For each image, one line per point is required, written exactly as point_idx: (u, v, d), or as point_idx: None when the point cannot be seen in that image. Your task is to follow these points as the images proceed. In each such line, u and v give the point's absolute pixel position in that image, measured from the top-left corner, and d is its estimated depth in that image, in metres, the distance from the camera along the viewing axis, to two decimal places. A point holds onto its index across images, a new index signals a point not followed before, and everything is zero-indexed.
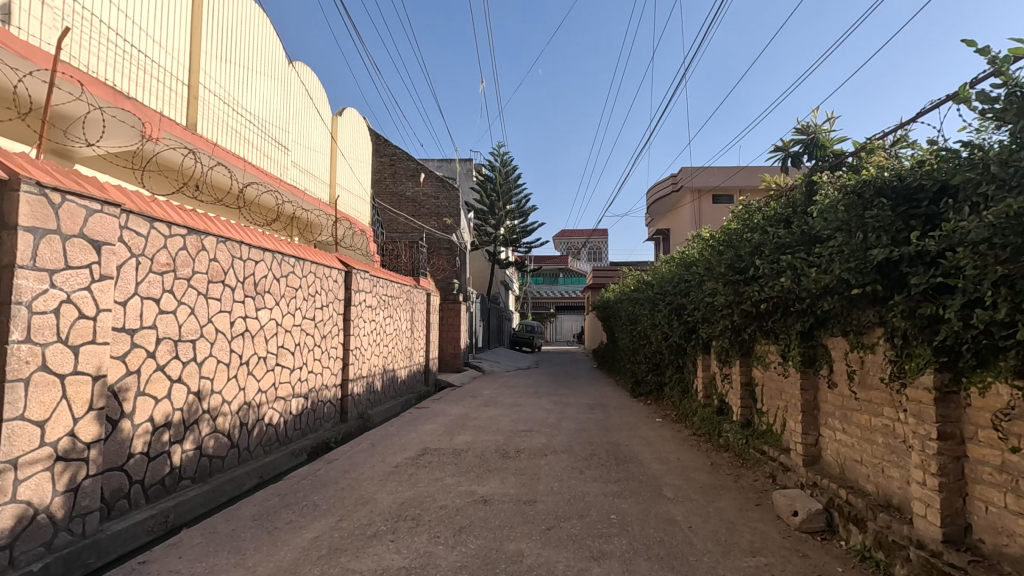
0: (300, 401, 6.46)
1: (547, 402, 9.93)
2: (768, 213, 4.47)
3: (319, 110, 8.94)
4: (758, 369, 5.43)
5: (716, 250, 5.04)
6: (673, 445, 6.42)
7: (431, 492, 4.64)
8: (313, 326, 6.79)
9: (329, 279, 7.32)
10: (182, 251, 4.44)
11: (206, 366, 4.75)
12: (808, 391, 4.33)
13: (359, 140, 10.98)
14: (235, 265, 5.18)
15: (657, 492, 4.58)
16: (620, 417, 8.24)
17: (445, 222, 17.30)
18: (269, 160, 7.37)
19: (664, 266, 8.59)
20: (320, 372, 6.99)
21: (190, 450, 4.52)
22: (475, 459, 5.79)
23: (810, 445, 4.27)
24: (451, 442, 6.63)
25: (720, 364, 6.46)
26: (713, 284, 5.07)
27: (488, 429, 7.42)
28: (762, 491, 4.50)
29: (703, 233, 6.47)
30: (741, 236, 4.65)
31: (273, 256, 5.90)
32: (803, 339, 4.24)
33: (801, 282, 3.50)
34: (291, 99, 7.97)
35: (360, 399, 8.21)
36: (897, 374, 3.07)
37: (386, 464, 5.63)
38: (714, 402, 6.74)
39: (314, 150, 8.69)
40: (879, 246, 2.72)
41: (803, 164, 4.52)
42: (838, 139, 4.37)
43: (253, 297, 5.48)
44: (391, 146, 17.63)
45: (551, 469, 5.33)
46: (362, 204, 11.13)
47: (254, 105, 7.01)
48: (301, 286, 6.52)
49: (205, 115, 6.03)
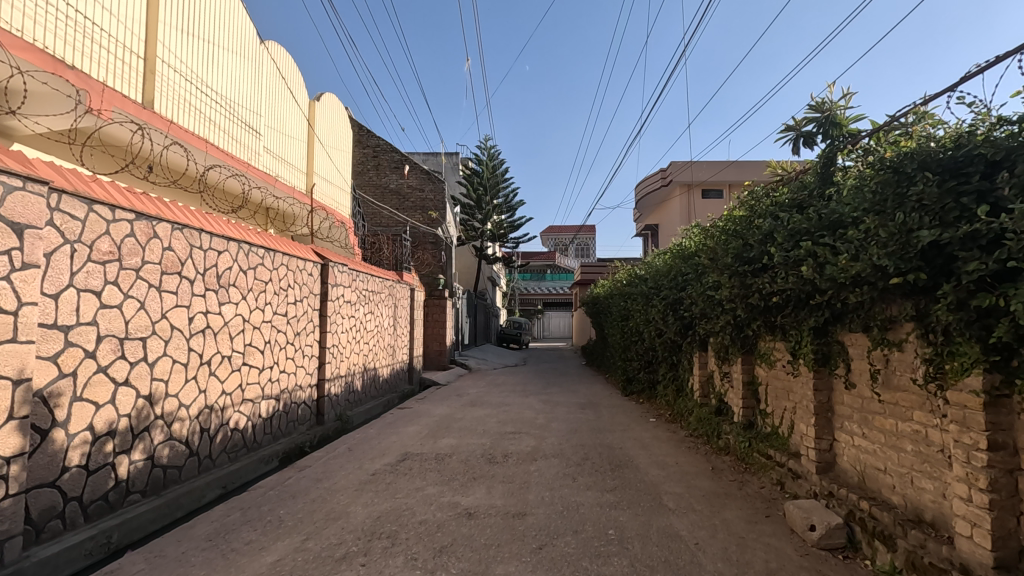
0: (270, 403, 6.00)
1: (537, 401, 9.53)
2: (778, 198, 4.10)
3: (294, 95, 8.43)
4: (762, 367, 5.10)
5: (720, 240, 4.65)
6: (670, 447, 6.06)
7: (409, 504, 4.22)
8: (284, 322, 6.33)
9: (304, 272, 6.87)
10: (129, 238, 3.96)
11: (160, 367, 4.28)
12: (821, 391, 3.97)
13: (339, 128, 10.50)
14: (194, 255, 4.70)
15: (657, 502, 4.19)
16: (612, 417, 7.89)
17: (430, 215, 16.77)
18: (237, 143, 6.87)
19: (659, 260, 8.21)
20: (293, 372, 6.53)
21: (140, 461, 4.06)
22: (459, 465, 5.36)
23: (824, 450, 3.92)
24: (434, 445, 6.21)
25: (719, 362, 6.12)
26: (715, 276, 4.68)
27: (474, 431, 7.01)
28: (771, 500, 4.13)
29: (703, 222, 6.11)
30: (748, 224, 4.26)
31: (239, 247, 5.43)
32: (815, 335, 3.87)
33: (823, 272, 3.13)
34: (262, 80, 7.45)
35: (338, 399, 7.75)
36: (934, 376, 2.72)
37: (362, 472, 5.18)
38: (712, 402, 6.41)
39: (289, 136, 8.21)
40: (925, 227, 2.36)
41: (815, 147, 4.09)
42: (855, 118, 3.96)
43: (216, 291, 5.02)
44: (374, 137, 17.12)
45: (542, 476, 4.93)
46: (342, 195, 10.61)
47: (221, 84, 6.52)
48: (271, 279, 6.06)
49: (164, 92, 5.54)
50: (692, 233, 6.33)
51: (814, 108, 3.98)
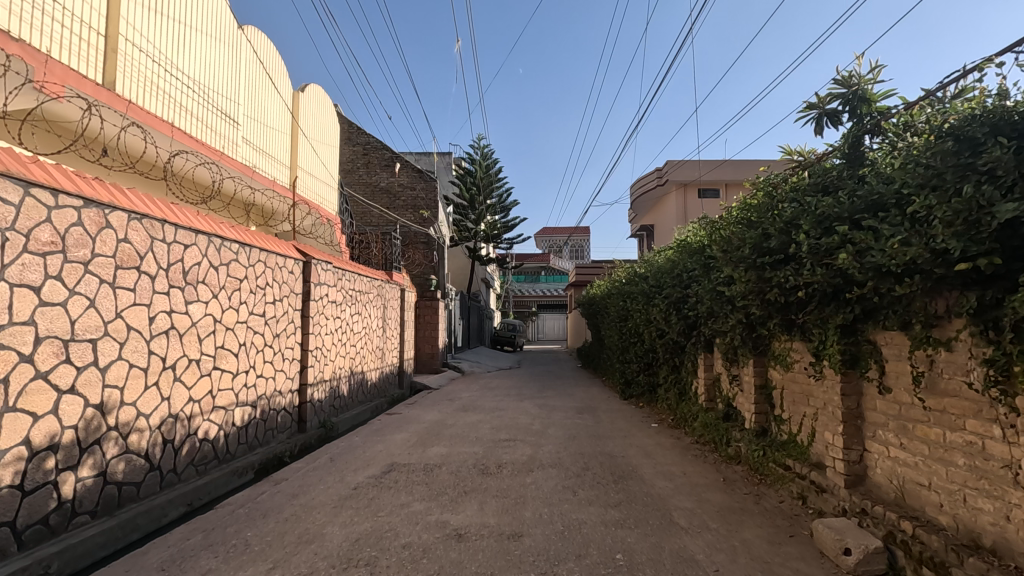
0: (245, 411, 5.55)
1: (532, 406, 9.11)
2: (801, 183, 3.72)
3: (277, 84, 8.00)
4: (777, 370, 4.73)
5: (732, 231, 4.25)
6: (675, 456, 5.67)
7: (392, 524, 3.78)
8: (261, 323, 5.88)
9: (284, 269, 6.42)
10: (76, 227, 3.52)
11: (114, 373, 3.84)
12: (849, 397, 3.58)
13: (325, 120, 10.05)
14: (155, 249, 4.26)
15: (667, 520, 3.78)
16: (612, 423, 7.50)
17: (422, 214, 16.32)
18: (212, 132, 6.41)
19: (661, 257, 7.83)
20: (272, 377, 6.09)
21: (88, 478, 3.61)
22: (449, 477, 4.94)
23: (854, 462, 3.52)
24: (423, 455, 5.78)
25: (728, 364, 5.74)
26: (727, 269, 4.28)
27: (466, 439, 6.59)
28: (794, 517, 3.73)
29: (711, 215, 5.73)
30: (766, 212, 3.87)
31: (209, 240, 4.98)
32: (842, 334, 3.50)
33: (864, 259, 2.73)
34: (240, 67, 7.00)
35: (322, 405, 7.32)
36: (999, 380, 2.33)
37: (343, 485, 4.74)
38: (719, 407, 6.04)
39: (270, 127, 7.75)
40: (1003, 203, 1.98)
41: (839, 127, 3.70)
42: (886, 95, 3.57)
43: (182, 288, 4.58)
44: (364, 135, 16.70)
45: (540, 489, 4.51)
46: (328, 191, 10.16)
47: (194, 69, 6.07)
48: (246, 276, 5.61)
49: (128, 73, 5.09)
50: (699, 226, 5.95)
51: (840, 83, 3.59)
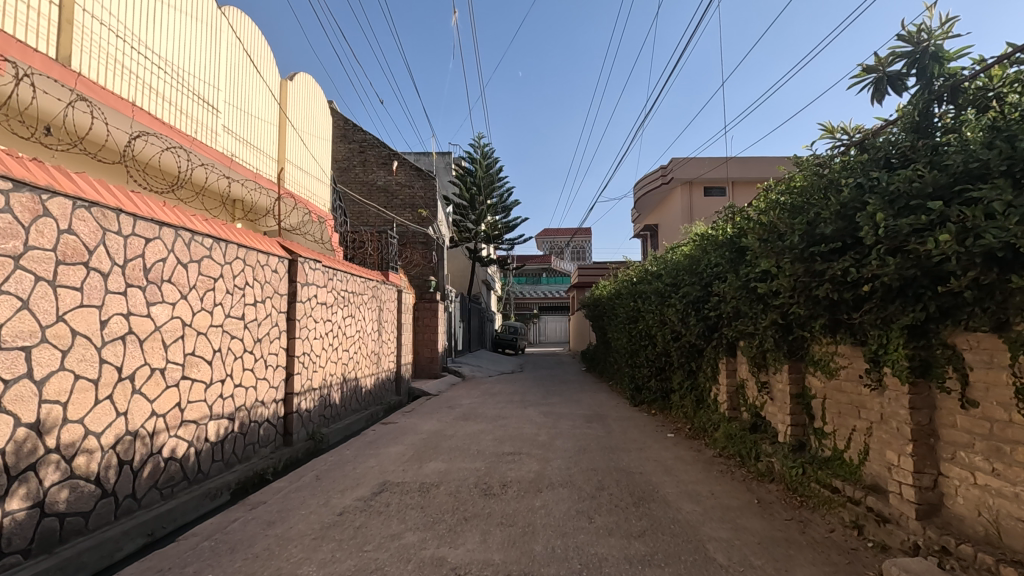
0: (222, 425, 5.00)
1: (536, 414, 8.54)
2: (857, 162, 3.17)
3: (261, 72, 7.47)
4: (819, 378, 4.18)
5: (770, 218, 3.69)
6: (698, 472, 5.11)
7: (380, 561, 3.23)
8: (240, 327, 5.33)
9: (266, 268, 5.88)
10: (4, 214, 2.97)
11: (54, 386, 3.28)
12: (920, 411, 3.02)
13: (316, 112, 9.51)
14: (110, 242, 3.72)
15: (703, 556, 3.22)
16: (624, 433, 6.94)
17: (421, 213, 15.78)
18: (186, 117, 5.88)
19: (677, 254, 7.28)
20: (253, 386, 5.54)
21: (20, 511, 3.05)
22: (447, 499, 4.38)
23: (926, 489, 2.97)
24: (418, 472, 5.22)
25: (755, 370, 5.19)
26: (764, 262, 3.72)
27: (466, 452, 6.05)
28: (852, 552, 3.17)
29: (738, 205, 5.19)
30: (816, 195, 3.32)
31: (178, 234, 4.44)
32: (910, 337, 2.95)
33: (971, 242, 2.22)
34: (219, 48, 6.46)
35: (311, 416, 6.77)
36: None
37: (327, 511, 4.18)
38: (744, 417, 5.50)
39: (253, 116, 7.21)
40: None
41: (902, 92, 3.16)
42: (959, 52, 3.02)
43: (142, 288, 4.03)
44: (361, 132, 16.18)
45: (551, 515, 3.95)
46: (319, 186, 9.61)
47: (164, 48, 5.54)
48: (223, 275, 5.07)
49: (86, 47, 4.55)
50: (725, 217, 5.40)
51: (905, 39, 3.02)
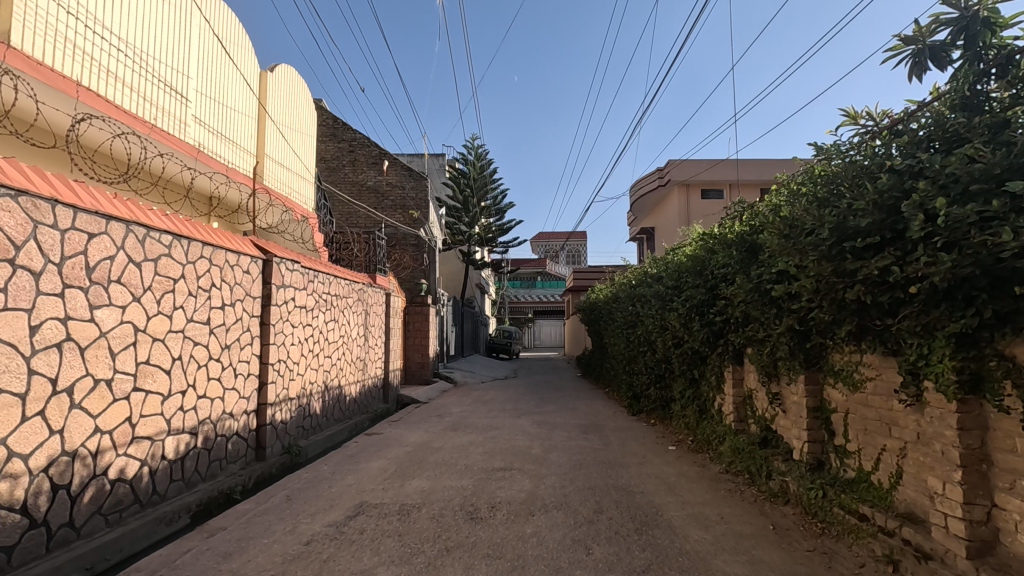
0: (182, 440, 4.54)
1: (529, 424, 8.10)
2: (893, 147, 2.78)
3: (237, 61, 7.03)
4: (841, 390, 3.77)
5: (791, 211, 3.28)
6: (704, 491, 4.69)
7: None
8: (205, 332, 4.88)
9: (236, 268, 5.42)
10: None
11: None
12: (971, 434, 2.61)
13: (299, 106, 9.07)
14: (43, 236, 3.27)
15: None
16: (623, 445, 6.52)
17: (411, 214, 15.32)
18: (149, 105, 5.42)
19: (678, 255, 6.88)
20: (220, 397, 5.09)
21: None
22: (429, 525, 3.93)
23: (978, 524, 2.57)
24: (399, 492, 4.77)
25: (765, 380, 4.79)
26: (784, 261, 3.30)
27: (453, 467, 5.62)
28: None
29: (748, 201, 4.86)
30: (847, 185, 2.92)
31: (131, 230, 4.00)
32: (958, 346, 2.56)
33: None
34: (189, 32, 6.01)
35: (287, 427, 6.31)
36: None
37: (293, 539, 3.73)
38: (753, 430, 5.09)
39: (226, 106, 6.76)
40: None
41: (946, 66, 2.78)
42: (1013, 18, 2.61)
43: (85, 289, 3.58)
44: (351, 130, 15.73)
45: (543, 545, 3.51)
46: (301, 184, 9.16)
47: (125, 28, 5.09)
48: (184, 275, 4.62)
49: (29, 21, 4.09)
50: (734, 215, 5.00)
51: (951, 4, 2.62)
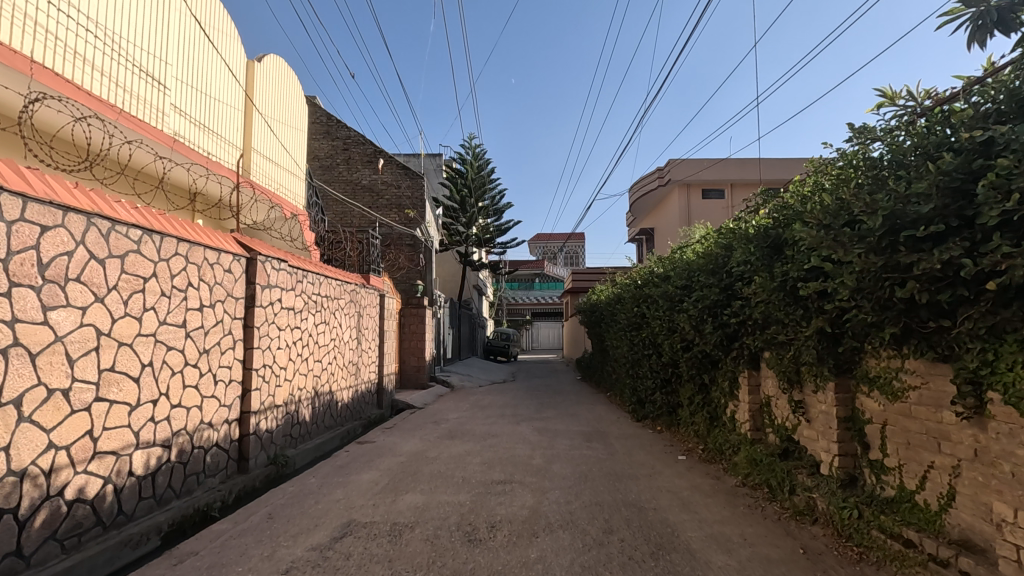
0: (153, 453, 4.16)
1: (529, 431, 7.73)
2: (954, 123, 2.42)
3: (220, 48, 6.64)
4: (878, 399, 3.41)
5: (829, 198, 2.91)
6: (721, 506, 4.33)
7: None
8: (179, 335, 4.50)
9: (216, 267, 5.04)
10: None
11: None
12: None
13: (288, 99, 8.69)
14: None
15: None
16: (628, 454, 6.16)
17: (406, 214, 14.94)
18: (121, 90, 5.03)
19: (688, 253, 6.52)
20: (197, 406, 4.70)
21: None
22: (423, 548, 3.56)
23: None
24: (390, 509, 4.39)
25: (787, 387, 4.43)
26: (820, 254, 2.94)
27: (449, 480, 5.25)
28: None
29: (770, 193, 4.51)
30: (899, 168, 2.56)
31: (93, 222, 3.62)
32: None
33: None
34: (167, 15, 5.63)
35: (272, 437, 5.92)
36: None
37: (271, 567, 3.35)
38: (772, 440, 4.74)
39: (208, 96, 6.37)
40: None
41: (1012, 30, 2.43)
42: None
43: (37, 288, 3.20)
44: (345, 128, 15.38)
45: None
46: (291, 180, 8.78)
47: (94, 7, 4.70)
48: (156, 274, 4.24)
49: None
50: (755, 208, 4.65)
51: None
